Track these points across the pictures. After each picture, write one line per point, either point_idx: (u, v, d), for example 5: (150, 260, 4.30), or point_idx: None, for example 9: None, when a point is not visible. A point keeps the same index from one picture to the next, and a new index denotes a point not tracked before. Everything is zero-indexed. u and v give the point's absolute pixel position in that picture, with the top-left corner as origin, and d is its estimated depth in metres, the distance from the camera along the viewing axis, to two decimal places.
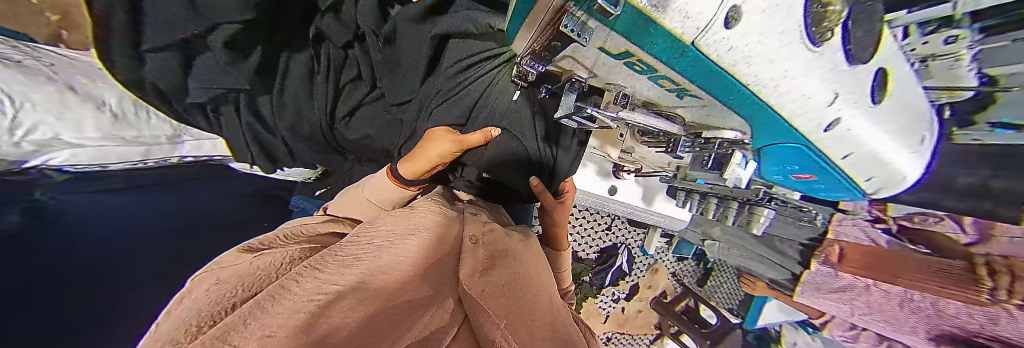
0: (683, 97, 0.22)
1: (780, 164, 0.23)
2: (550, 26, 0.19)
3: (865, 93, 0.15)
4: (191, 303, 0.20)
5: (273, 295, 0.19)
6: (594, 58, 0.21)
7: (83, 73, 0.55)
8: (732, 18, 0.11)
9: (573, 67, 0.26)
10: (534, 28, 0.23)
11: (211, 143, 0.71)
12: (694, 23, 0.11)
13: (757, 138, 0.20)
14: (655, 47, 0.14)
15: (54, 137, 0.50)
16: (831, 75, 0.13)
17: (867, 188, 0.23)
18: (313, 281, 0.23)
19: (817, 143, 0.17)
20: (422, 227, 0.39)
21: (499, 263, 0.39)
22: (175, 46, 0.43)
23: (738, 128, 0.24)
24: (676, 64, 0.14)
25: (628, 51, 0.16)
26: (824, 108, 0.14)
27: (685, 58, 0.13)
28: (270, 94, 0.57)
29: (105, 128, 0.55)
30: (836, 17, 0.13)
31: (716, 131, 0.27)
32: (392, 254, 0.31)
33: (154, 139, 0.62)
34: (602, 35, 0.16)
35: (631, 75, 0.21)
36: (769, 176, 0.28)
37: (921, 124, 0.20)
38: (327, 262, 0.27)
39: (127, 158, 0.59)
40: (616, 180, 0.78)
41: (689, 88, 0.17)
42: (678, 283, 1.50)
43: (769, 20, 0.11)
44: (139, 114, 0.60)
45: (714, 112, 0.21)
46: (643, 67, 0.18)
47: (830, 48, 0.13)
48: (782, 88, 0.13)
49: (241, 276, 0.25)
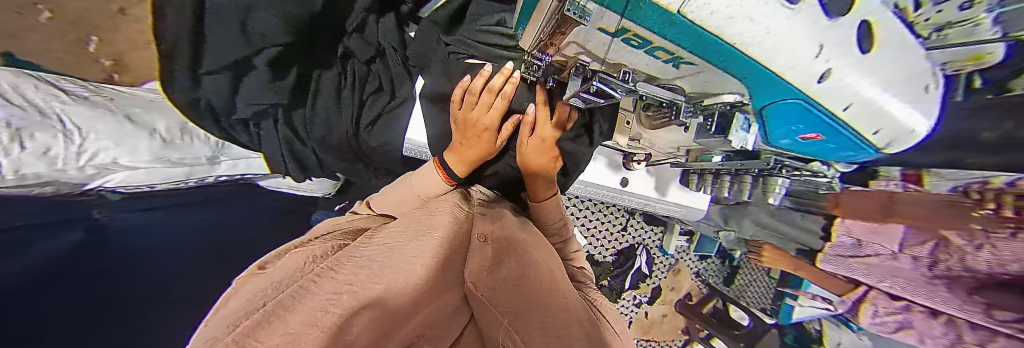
0: (679, 67, 0.23)
1: (785, 125, 0.25)
2: (556, 15, 0.21)
3: (856, 41, 0.16)
4: (219, 319, 0.24)
5: (295, 295, 0.25)
6: (597, 38, 0.22)
7: (140, 105, 0.63)
8: None
9: (577, 52, 0.28)
10: (542, 16, 0.24)
11: (244, 162, 0.77)
12: None
13: (759, 97, 0.22)
14: (647, 19, 0.15)
15: (113, 161, 0.55)
16: (818, 32, 0.14)
17: (877, 141, 0.24)
18: (331, 282, 0.27)
19: (813, 96, 0.19)
20: (433, 227, 0.40)
21: (507, 257, 0.40)
22: (228, 67, 0.52)
23: (738, 91, 0.24)
24: (667, 31, 0.16)
25: (623, 27, 0.18)
26: (812, 61, 0.15)
27: (674, 25, 0.15)
28: (305, 108, 0.62)
29: (156, 151, 0.60)
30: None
31: (716, 97, 0.28)
32: (404, 254, 0.34)
33: (195, 160, 0.67)
34: (599, 15, 0.18)
35: (630, 51, 0.23)
36: (779, 140, 0.30)
37: (924, 76, 0.21)
38: (341, 264, 0.31)
39: (172, 177, 0.65)
40: (627, 172, 0.78)
41: (686, 56, 0.19)
42: (703, 284, 1.46)
43: None
44: (184, 138, 0.66)
45: (711, 78, 0.22)
46: (640, 40, 0.19)
47: (809, 3, 0.12)
48: (766, 45, 0.14)
49: (277, 283, 0.29)
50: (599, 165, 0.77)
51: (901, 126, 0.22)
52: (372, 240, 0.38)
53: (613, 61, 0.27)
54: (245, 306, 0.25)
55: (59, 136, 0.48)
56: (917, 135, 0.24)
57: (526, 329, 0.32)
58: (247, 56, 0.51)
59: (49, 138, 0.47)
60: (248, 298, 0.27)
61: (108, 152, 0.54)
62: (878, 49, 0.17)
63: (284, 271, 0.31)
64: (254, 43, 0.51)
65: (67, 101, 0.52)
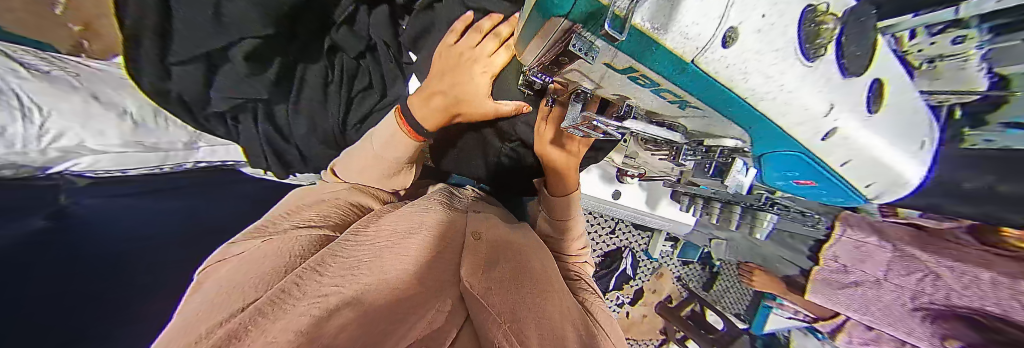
0: (684, 108, 0.22)
1: (780, 172, 0.24)
2: (557, 44, 0.20)
3: (861, 103, 0.16)
4: (184, 322, 0.20)
5: (275, 299, 0.20)
6: (599, 71, 0.22)
7: (107, 83, 0.59)
8: (729, 37, 0.11)
9: (578, 80, 0.27)
10: (543, 44, 0.23)
11: (224, 148, 0.74)
12: (694, 43, 0.11)
13: (757, 146, 0.22)
14: (658, 64, 0.14)
15: (80, 143, 0.54)
16: (829, 87, 0.14)
17: (868, 193, 0.25)
18: (315, 285, 0.24)
19: (815, 151, 0.19)
20: (423, 225, 0.39)
21: (501, 258, 0.39)
22: (200, 58, 0.49)
23: (740, 137, 0.23)
24: (678, 79, 0.15)
25: (631, 66, 0.17)
26: (821, 118, 0.15)
27: (685, 75, 0.14)
28: (287, 102, 0.60)
29: (126, 135, 0.59)
30: (829, 34, 0.13)
31: (717, 139, 0.27)
32: (395, 254, 0.31)
33: (171, 145, 0.66)
34: (608, 53, 0.17)
35: (634, 88, 0.22)
36: (772, 182, 0.29)
37: (919, 130, 0.21)
38: (327, 264, 0.28)
39: (147, 163, 0.63)
40: (621, 184, 0.79)
41: (691, 100, 0.18)
42: (683, 287, 1.48)
43: (764, 38, 0.12)
44: (158, 122, 0.64)
45: (715, 122, 0.22)
46: (647, 81, 0.18)
47: (822, 63, 0.13)
48: (779, 99, 0.14)
49: (249, 283, 0.24)
50: (591, 177, 0.77)
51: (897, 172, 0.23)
52: (360, 235, 0.35)
53: (614, 93, 0.27)
54: (208, 312, 0.19)
55: (17, 116, 0.47)
56: (907, 188, 0.24)
57: (524, 328, 0.27)
58: (222, 46, 0.48)
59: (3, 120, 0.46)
60: (209, 305, 0.21)
61: (75, 133, 0.53)
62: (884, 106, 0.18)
63: (254, 271, 0.26)
64: (228, 29, 0.47)
65: (25, 76, 0.49)
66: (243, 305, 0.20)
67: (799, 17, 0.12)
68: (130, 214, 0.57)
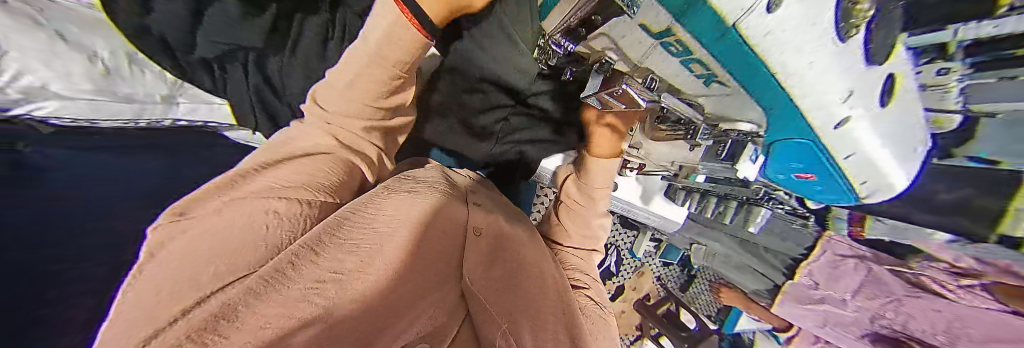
0: (710, 85, 0.25)
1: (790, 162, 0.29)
2: (593, 0, 0.23)
3: (874, 96, 0.18)
4: (158, 285, 0.18)
5: (266, 284, 0.19)
6: (630, 35, 0.23)
7: (75, 20, 0.52)
8: (774, 5, 0.12)
9: (603, 48, 0.29)
10: (573, 3, 0.26)
11: (208, 107, 0.69)
12: (741, 5, 0.12)
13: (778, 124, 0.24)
14: (699, 27, 0.16)
15: (43, 86, 0.50)
16: (850, 76, 0.15)
17: (856, 180, 0.28)
18: (313, 269, 0.22)
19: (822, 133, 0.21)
20: (426, 207, 0.37)
21: (499, 258, 0.39)
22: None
23: (754, 121, 0.27)
24: (716, 45, 0.17)
25: (667, 29, 0.18)
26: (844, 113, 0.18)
27: (725, 42, 0.16)
28: (282, 55, 0.55)
29: (97, 81, 0.54)
30: (861, 18, 0.14)
31: (733, 122, 0.30)
32: (395, 239, 0.30)
33: (148, 97, 0.61)
34: (648, 9, 0.18)
35: (665, 58, 0.24)
36: (779, 174, 0.35)
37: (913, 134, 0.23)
38: (327, 242, 0.26)
39: (118, 115, 0.58)
40: (616, 179, 0.80)
41: (719, 73, 0.21)
42: (661, 287, 1.55)
43: (799, 21, 0.12)
44: (131, 69, 0.58)
45: (737, 101, 0.24)
46: (681, 47, 0.20)
47: (851, 45, 0.14)
48: (802, 84, 0.16)
49: (197, 260, 0.21)
50: None
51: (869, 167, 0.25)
52: (361, 209, 0.34)
53: (638, 65, 0.28)
54: (186, 294, 0.17)
55: None
56: (893, 180, 0.27)
57: None
58: None
59: None
60: (166, 276, 0.19)
61: (37, 74, 0.49)
62: (894, 97, 0.19)
63: (216, 239, 0.24)
64: None
65: None
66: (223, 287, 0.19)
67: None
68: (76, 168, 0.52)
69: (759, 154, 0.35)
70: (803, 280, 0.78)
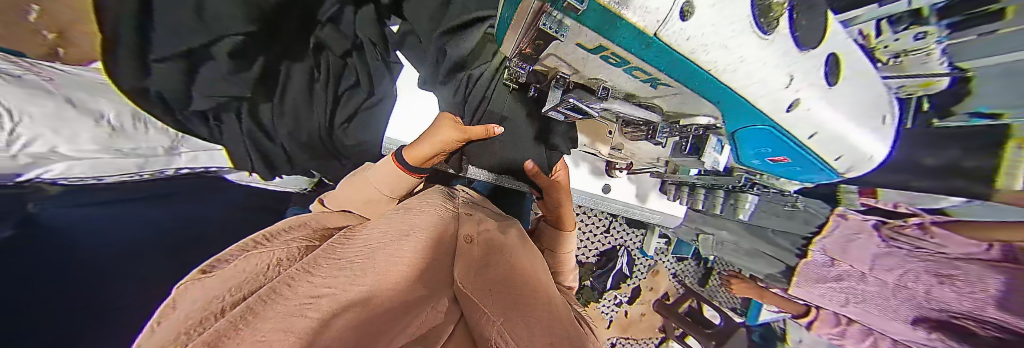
0: (656, 87, 0.28)
1: (758, 148, 0.30)
2: (532, 27, 0.23)
3: (795, 71, 0.21)
4: (182, 304, 0.19)
5: (264, 299, 0.19)
6: (574, 54, 0.26)
7: (83, 88, 0.54)
8: (686, 12, 0.15)
9: (556, 65, 0.31)
10: (519, 32, 0.27)
11: (207, 153, 0.73)
12: (655, 17, 0.16)
13: (731, 114, 0.26)
14: (623, 39, 0.19)
15: (51, 149, 0.50)
16: (771, 59, 0.19)
17: (828, 155, 0.28)
18: (307, 285, 0.23)
19: (768, 112, 0.23)
20: (418, 227, 0.38)
21: (495, 260, 0.38)
22: (180, 57, 0.43)
23: (710, 114, 0.30)
24: (645, 52, 0.20)
25: (601, 45, 0.21)
26: (783, 89, 0.21)
27: (650, 47, 0.19)
28: (271, 102, 0.59)
29: (102, 141, 0.55)
30: (779, 9, 0.18)
31: (691, 118, 0.34)
32: (388, 254, 0.31)
33: (151, 151, 0.63)
34: (576, 31, 0.21)
35: (609, 70, 0.27)
36: (750, 161, 0.35)
37: (859, 101, 0.25)
38: (321, 265, 0.27)
39: (125, 169, 0.61)
40: (609, 178, 0.80)
41: (661, 76, 0.24)
42: (679, 284, 1.49)
43: (718, 13, 0.16)
44: (137, 126, 0.60)
45: (685, 98, 0.28)
46: (617, 58, 0.23)
47: (778, 35, 0.19)
48: (738, 70, 0.19)
49: (238, 284, 0.23)
50: (582, 172, 0.78)
51: (836, 134, 0.26)
52: (353, 240, 0.35)
53: (590, 77, 0.31)
54: (185, 313, 0.18)
55: None
56: (862, 148, 0.28)
57: (520, 328, 0.25)
58: (205, 44, 0.43)
59: None
60: (209, 295, 0.21)
61: (46, 139, 0.49)
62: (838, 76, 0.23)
63: (242, 273, 0.26)
64: (213, 30, 0.42)
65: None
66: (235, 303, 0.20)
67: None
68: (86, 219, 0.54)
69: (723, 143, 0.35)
70: (815, 257, 0.71)
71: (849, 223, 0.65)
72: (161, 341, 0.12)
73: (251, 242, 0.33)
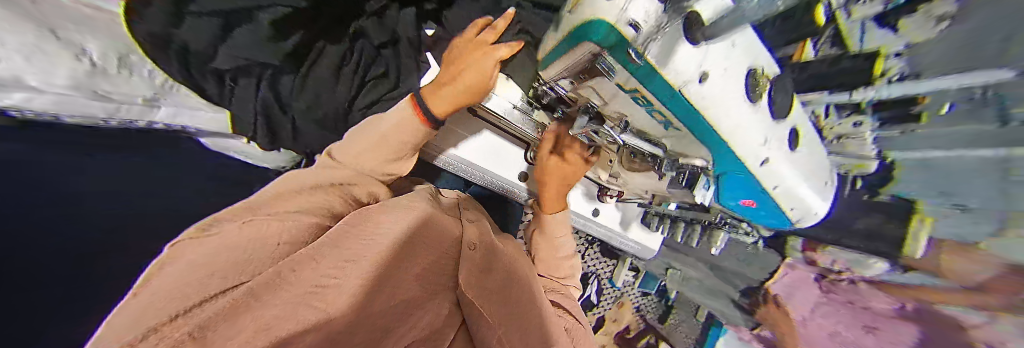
0: (666, 130, 0.35)
1: (733, 190, 0.36)
2: (586, 61, 0.31)
3: (766, 137, 0.27)
4: (184, 273, 0.20)
5: (270, 284, 0.20)
6: (610, 89, 0.33)
7: (73, 20, 0.44)
8: (702, 74, 0.23)
9: (589, 95, 0.39)
10: (566, 64, 0.34)
11: (191, 114, 0.64)
12: (682, 74, 0.23)
13: (718, 160, 0.31)
14: (655, 88, 0.26)
15: (15, 79, 0.39)
16: (748, 119, 0.26)
17: (786, 206, 0.34)
18: (309, 271, 0.23)
19: (743, 165, 0.29)
20: (422, 222, 0.38)
21: (496, 265, 0.40)
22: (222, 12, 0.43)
23: (705, 157, 0.33)
24: (665, 99, 0.26)
25: (636, 88, 0.28)
26: (760, 147, 0.27)
27: (672, 97, 0.25)
28: (294, 75, 0.57)
29: (80, 80, 0.45)
30: (759, 86, 0.26)
31: (688, 159, 0.37)
32: (392, 248, 0.30)
33: (128, 99, 0.53)
34: (621, 73, 0.28)
35: (633, 109, 0.34)
36: (727, 201, 0.41)
37: (809, 176, 0.32)
38: (321, 247, 0.26)
39: (89, 114, 0.50)
40: (599, 203, 0.85)
41: (671, 120, 0.30)
42: (641, 318, 1.52)
43: (718, 79, 0.24)
44: (120, 70, 0.50)
45: (683, 143, 0.34)
46: (644, 100, 0.30)
47: (756, 105, 0.26)
48: (726, 123, 0.25)
49: (246, 257, 0.24)
50: (577, 192, 0.83)
51: (794, 190, 0.32)
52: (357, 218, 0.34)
53: (615, 111, 0.38)
54: (183, 292, 0.18)
55: None
56: (810, 207, 0.34)
57: None
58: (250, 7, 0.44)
59: None
60: (209, 268, 0.21)
61: (9, 67, 0.38)
62: (797, 142, 0.30)
63: (245, 240, 0.25)
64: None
65: None
66: (228, 288, 0.20)
67: (745, 74, 0.25)
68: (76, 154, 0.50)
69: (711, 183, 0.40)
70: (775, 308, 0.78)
71: (797, 273, 0.70)
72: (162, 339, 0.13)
73: (254, 202, 0.32)
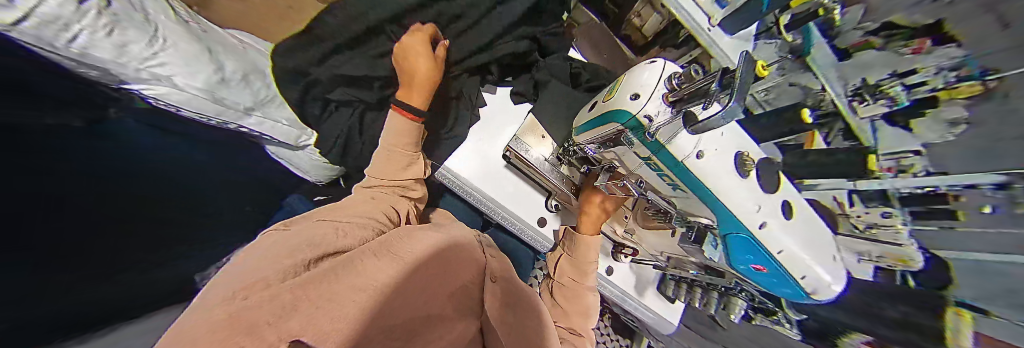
0: (674, 189, 0.45)
1: (743, 253, 0.40)
2: (613, 133, 0.46)
3: (754, 197, 0.37)
4: (273, 249, 0.32)
5: (335, 274, 0.31)
6: (629, 156, 0.48)
7: (222, 42, 0.59)
8: (694, 129, 0.36)
9: (613, 158, 0.54)
10: (599, 134, 0.50)
11: (273, 124, 0.69)
12: (685, 145, 0.37)
13: (722, 216, 0.39)
14: (664, 156, 0.39)
15: (169, 75, 0.45)
16: (733, 180, 0.37)
17: (790, 270, 0.37)
18: (368, 266, 0.34)
19: (736, 214, 0.37)
20: (461, 261, 0.44)
21: (512, 302, 0.50)
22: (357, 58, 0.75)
23: (709, 217, 0.43)
24: (670, 165, 0.39)
25: (649, 156, 0.42)
26: (754, 210, 0.36)
27: (677, 163, 0.38)
28: (377, 111, 0.86)
29: (210, 83, 0.52)
30: (749, 166, 0.38)
31: (695, 217, 0.47)
32: (431, 278, 0.38)
33: (235, 105, 0.60)
34: (636, 143, 0.42)
35: (648, 171, 0.47)
36: (738, 265, 0.43)
37: (811, 245, 0.36)
38: (382, 252, 0.38)
39: (204, 110, 0.55)
40: (613, 261, 0.85)
41: (678, 182, 0.42)
42: None
43: (714, 145, 0.37)
44: (241, 81, 0.59)
45: (690, 201, 0.44)
46: (656, 166, 0.43)
47: (748, 177, 0.37)
48: (713, 180, 0.37)
49: (315, 243, 0.35)
50: None
51: (796, 256, 0.36)
52: (416, 234, 0.44)
53: (634, 172, 0.51)
54: (258, 284, 0.25)
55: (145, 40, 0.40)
56: (822, 280, 0.36)
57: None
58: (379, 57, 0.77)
59: (135, 34, 0.38)
60: (299, 248, 0.33)
61: (172, 67, 0.45)
62: (792, 215, 0.37)
63: (323, 229, 0.39)
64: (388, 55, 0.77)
65: (168, 16, 0.46)
66: (310, 262, 0.32)
67: (733, 155, 0.38)
68: (203, 144, 0.64)
69: (717, 241, 0.47)
70: None
71: None
72: (248, 299, 0.24)
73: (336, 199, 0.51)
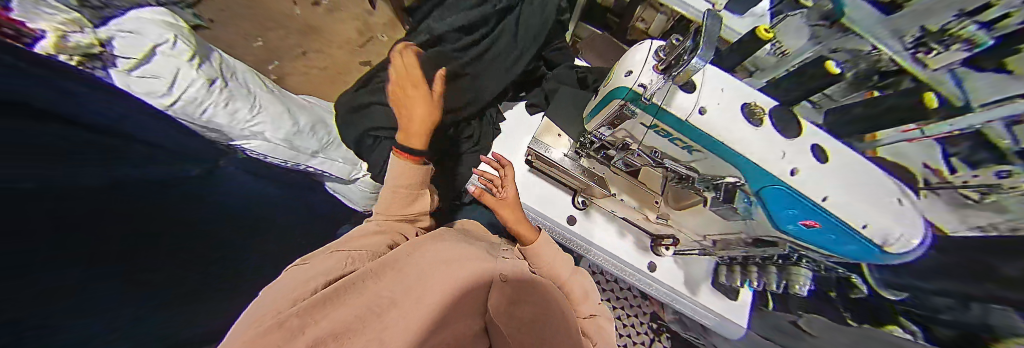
0: (691, 151, 0.47)
1: (784, 208, 0.41)
2: (614, 113, 0.48)
3: (776, 146, 0.40)
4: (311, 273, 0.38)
5: (341, 289, 0.33)
6: (637, 130, 0.50)
7: (299, 103, 0.78)
8: (690, 89, 0.41)
9: (624, 136, 0.54)
10: (603, 118, 0.52)
11: (332, 164, 0.82)
12: (685, 107, 0.41)
13: (750, 170, 0.42)
14: (670, 120, 0.42)
15: (260, 132, 0.63)
16: (748, 132, 0.40)
17: (838, 215, 0.37)
18: (370, 284, 0.35)
19: (764, 167, 0.40)
20: (461, 262, 0.40)
21: (526, 297, 0.42)
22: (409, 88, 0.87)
23: (735, 173, 0.45)
24: (679, 127, 0.43)
25: (655, 124, 0.45)
26: (778, 158, 0.39)
27: (684, 125, 0.42)
28: None
29: (286, 134, 0.68)
30: (762, 117, 0.41)
31: (721, 179, 0.48)
32: (428, 281, 0.36)
33: (304, 150, 0.74)
34: (638, 115, 0.45)
35: (660, 140, 0.49)
36: (787, 226, 0.43)
37: (852, 183, 0.37)
38: (384, 270, 0.38)
39: (285, 156, 0.71)
40: (655, 255, 0.78)
41: (691, 142, 0.44)
42: None
43: (720, 104, 0.41)
44: (310, 130, 0.75)
45: (710, 159, 0.46)
46: (664, 131, 0.45)
47: (763, 126, 0.40)
48: (729, 136, 0.40)
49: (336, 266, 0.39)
50: (626, 244, 0.79)
51: (846, 199, 0.37)
52: (423, 246, 0.43)
53: (649, 145, 0.53)
54: (291, 301, 0.31)
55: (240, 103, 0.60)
56: (877, 221, 0.36)
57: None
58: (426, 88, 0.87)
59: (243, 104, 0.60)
60: (320, 272, 0.37)
61: (264, 125, 0.64)
62: (826, 156, 0.39)
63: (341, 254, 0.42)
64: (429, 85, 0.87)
65: (262, 89, 0.67)
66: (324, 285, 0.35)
67: (741, 108, 0.42)
68: (279, 182, 0.76)
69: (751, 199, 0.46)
70: None
71: None
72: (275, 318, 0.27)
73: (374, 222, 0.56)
